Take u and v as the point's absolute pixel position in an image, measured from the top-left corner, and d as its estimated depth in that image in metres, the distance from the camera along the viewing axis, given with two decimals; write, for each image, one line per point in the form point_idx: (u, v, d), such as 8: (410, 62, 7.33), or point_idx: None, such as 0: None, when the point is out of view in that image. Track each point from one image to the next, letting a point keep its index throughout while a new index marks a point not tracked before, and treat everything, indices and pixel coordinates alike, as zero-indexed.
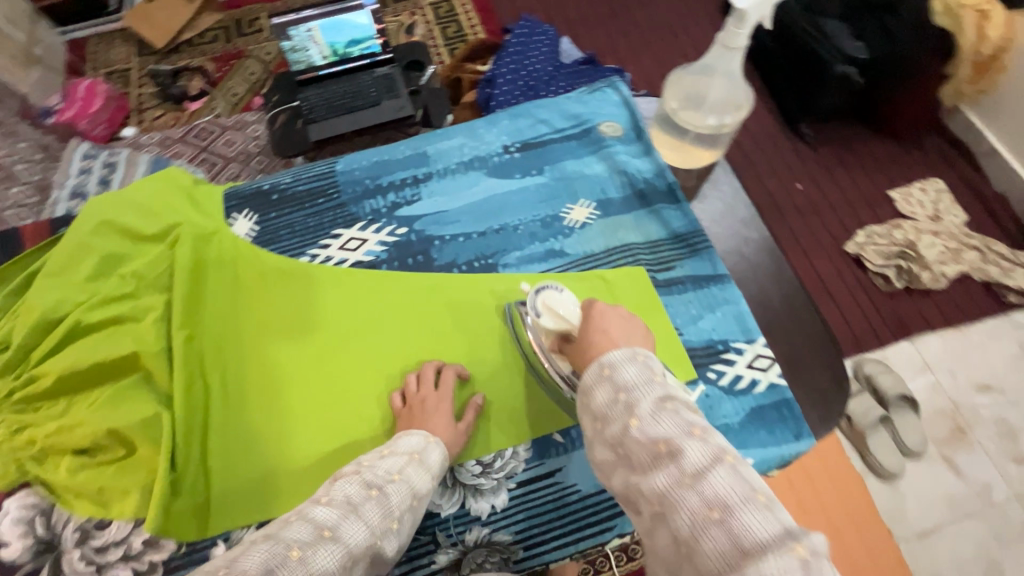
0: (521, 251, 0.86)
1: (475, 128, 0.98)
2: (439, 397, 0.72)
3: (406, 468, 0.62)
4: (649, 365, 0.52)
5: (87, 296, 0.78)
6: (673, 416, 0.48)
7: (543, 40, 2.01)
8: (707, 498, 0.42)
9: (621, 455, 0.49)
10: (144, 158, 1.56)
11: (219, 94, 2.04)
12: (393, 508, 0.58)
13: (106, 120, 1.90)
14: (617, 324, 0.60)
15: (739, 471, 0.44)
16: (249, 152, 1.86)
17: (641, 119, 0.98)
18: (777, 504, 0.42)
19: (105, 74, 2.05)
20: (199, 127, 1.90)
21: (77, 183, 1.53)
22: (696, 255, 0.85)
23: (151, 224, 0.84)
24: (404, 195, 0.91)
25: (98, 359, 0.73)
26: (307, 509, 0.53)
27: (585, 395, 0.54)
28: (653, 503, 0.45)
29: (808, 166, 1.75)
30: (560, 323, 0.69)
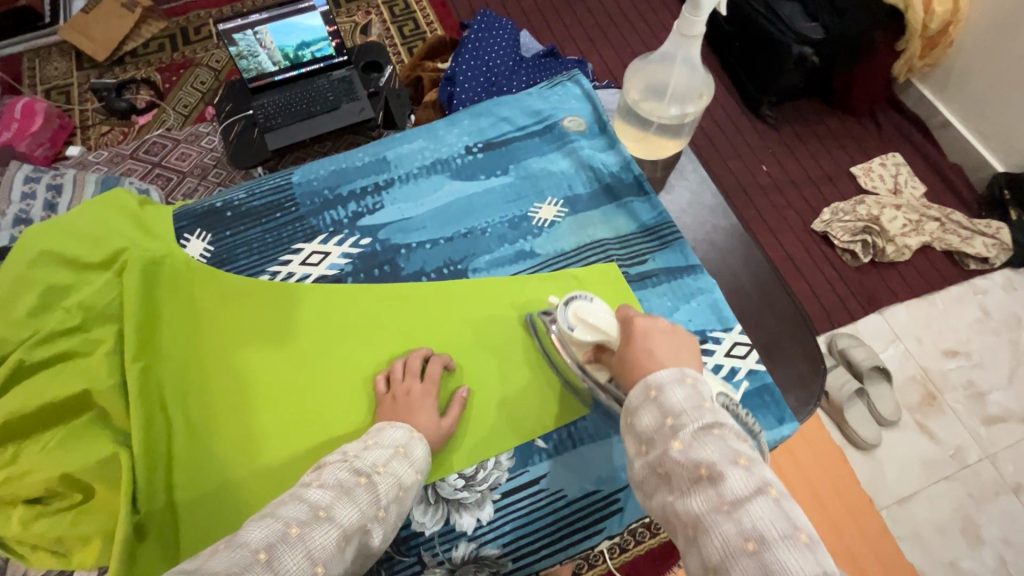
0: (490, 255, 0.84)
1: (435, 129, 0.95)
2: (424, 390, 0.70)
3: (391, 460, 0.61)
4: (698, 389, 0.52)
5: (30, 332, 0.73)
6: (718, 442, 0.48)
7: (502, 34, 1.97)
8: (744, 529, 0.43)
9: (661, 474, 0.49)
10: (92, 179, 1.49)
11: (169, 105, 1.95)
12: (381, 497, 0.57)
13: (48, 139, 1.80)
14: (662, 340, 0.59)
15: (782, 507, 0.44)
16: (205, 165, 1.79)
17: (604, 112, 0.96)
18: (818, 546, 0.42)
19: (43, 92, 1.94)
20: (150, 142, 1.82)
21: (21, 210, 1.44)
22: (667, 247, 0.84)
23: (95, 251, 0.79)
24: (366, 204, 0.88)
25: (46, 401, 0.67)
26: (300, 491, 0.53)
27: (630, 414, 0.53)
28: (688, 525, 0.46)
29: (771, 147, 1.77)
30: (596, 335, 0.65)
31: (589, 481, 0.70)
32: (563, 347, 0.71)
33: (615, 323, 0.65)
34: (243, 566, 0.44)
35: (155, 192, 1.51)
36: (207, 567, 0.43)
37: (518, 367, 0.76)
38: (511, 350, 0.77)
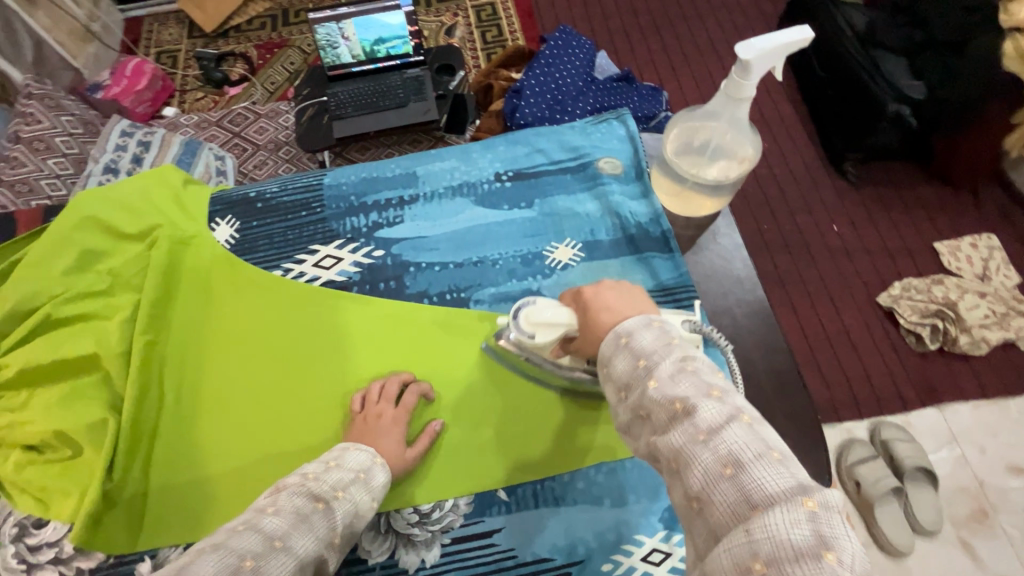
0: (496, 289, 0.82)
1: (469, 151, 0.94)
2: (396, 418, 0.71)
3: (349, 486, 0.61)
4: (666, 330, 0.51)
5: (63, 289, 0.79)
6: (692, 377, 0.47)
7: (579, 54, 1.95)
8: (720, 455, 0.42)
9: (642, 416, 0.48)
10: (177, 140, 1.61)
11: (258, 81, 2.08)
12: (337, 525, 0.57)
13: (150, 99, 1.96)
14: (615, 294, 0.56)
15: (754, 429, 0.43)
16: (278, 141, 1.90)
17: (644, 157, 0.91)
18: (791, 461, 0.42)
19: (155, 54, 2.12)
20: (235, 113, 1.94)
21: (112, 159, 1.54)
22: (680, 312, 0.79)
23: (133, 223, 0.85)
24: (387, 216, 0.89)
25: (58, 357, 0.74)
26: (256, 519, 0.52)
27: (604, 365, 0.52)
28: (671, 460, 0.44)
29: (846, 207, 1.64)
30: (556, 330, 0.62)
31: (542, 547, 0.67)
32: (520, 352, 0.71)
33: (565, 310, 0.61)
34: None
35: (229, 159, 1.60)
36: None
37: (514, 403, 0.75)
38: (505, 387, 0.76)
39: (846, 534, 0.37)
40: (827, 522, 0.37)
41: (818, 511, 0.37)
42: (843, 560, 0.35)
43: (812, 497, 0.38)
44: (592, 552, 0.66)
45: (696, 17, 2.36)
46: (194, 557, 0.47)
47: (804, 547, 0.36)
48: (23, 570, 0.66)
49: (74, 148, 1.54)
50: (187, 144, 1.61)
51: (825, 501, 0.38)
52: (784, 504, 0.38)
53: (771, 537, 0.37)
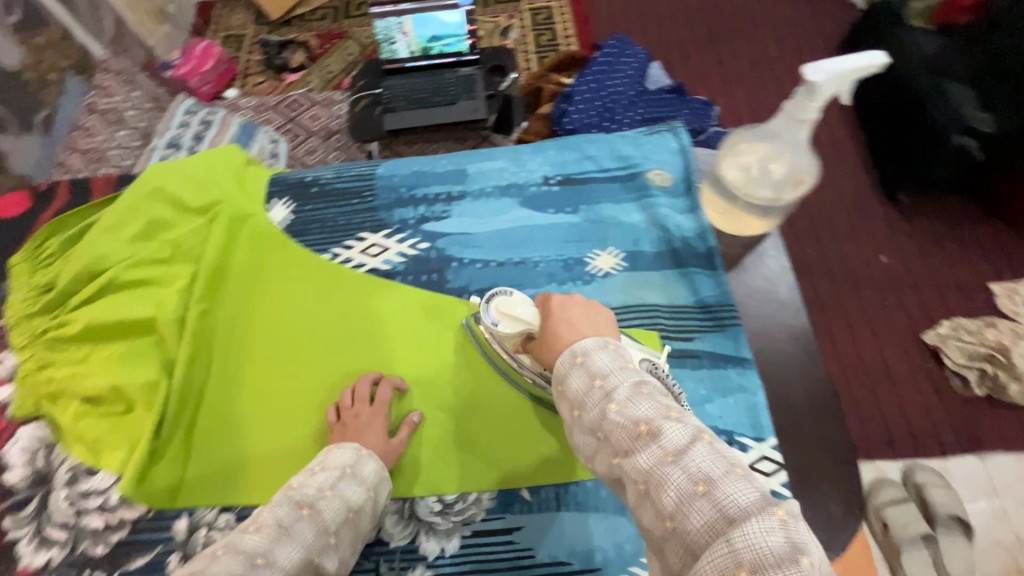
0: (535, 290, 0.83)
1: (520, 153, 0.95)
2: (373, 413, 0.73)
3: (337, 483, 0.63)
4: (620, 353, 0.54)
5: (129, 255, 0.84)
6: (649, 399, 0.49)
7: (632, 62, 1.94)
8: (691, 473, 0.43)
9: (600, 438, 0.49)
10: (236, 121, 1.64)
11: (316, 69, 2.15)
12: (327, 523, 0.58)
13: (214, 80, 2.06)
14: (579, 314, 0.60)
15: (715, 447, 0.45)
16: (330, 129, 1.95)
17: (695, 172, 0.91)
18: (752, 474, 0.44)
19: (222, 38, 2.22)
20: (292, 99, 2.00)
21: (175, 135, 1.61)
22: (719, 331, 0.78)
23: (196, 197, 0.89)
24: (434, 210, 0.91)
25: (120, 318, 0.78)
26: (235, 540, 0.53)
27: (559, 383, 0.54)
28: (638, 482, 0.45)
29: (896, 239, 1.58)
30: (519, 327, 0.66)
31: (560, 550, 0.67)
32: (495, 340, 0.73)
33: (534, 311, 0.65)
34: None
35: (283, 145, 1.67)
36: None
37: (489, 404, 0.76)
38: (480, 390, 0.77)
39: (811, 539, 0.39)
40: (795, 528, 0.39)
41: (787, 518, 0.39)
42: (814, 563, 0.37)
43: (780, 507, 0.40)
44: (610, 561, 0.66)
45: (754, 33, 2.32)
46: None
47: (783, 555, 0.37)
48: (72, 513, 0.71)
49: (143, 122, 1.63)
50: (244, 126, 1.65)
51: (792, 509, 0.40)
52: (757, 516, 0.39)
53: (750, 546, 0.38)
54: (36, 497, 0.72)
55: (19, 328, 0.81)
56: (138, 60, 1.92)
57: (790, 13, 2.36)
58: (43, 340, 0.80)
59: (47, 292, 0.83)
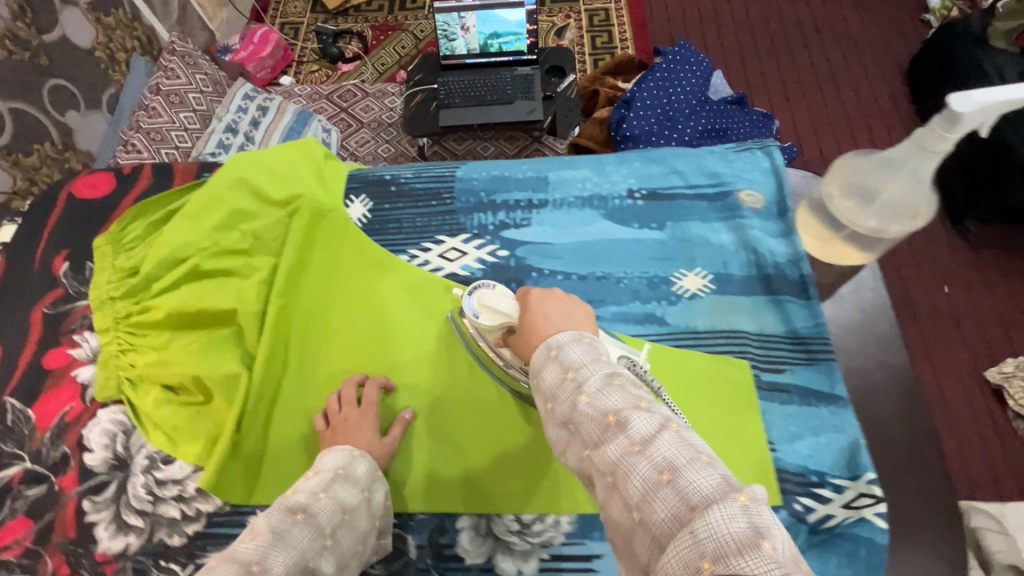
0: (617, 307, 0.81)
1: (604, 163, 0.92)
2: (362, 414, 0.71)
3: (331, 485, 0.61)
4: (594, 346, 0.54)
5: (210, 243, 0.84)
6: (620, 390, 0.51)
7: (695, 72, 1.87)
8: (657, 462, 0.45)
9: (572, 431, 0.51)
10: (293, 108, 1.72)
11: (370, 61, 2.15)
12: (325, 526, 0.57)
13: (270, 66, 2.07)
14: (555, 306, 0.62)
15: (681, 435, 0.47)
16: (381, 122, 1.97)
17: (788, 194, 0.87)
18: (717, 460, 0.45)
19: (279, 25, 2.24)
20: (345, 89, 2.01)
21: (233, 120, 1.66)
22: (813, 364, 0.74)
23: (278, 190, 0.89)
24: (514, 217, 0.89)
25: (202, 308, 0.79)
26: (230, 550, 0.51)
27: (535, 377, 0.55)
28: (607, 474, 0.47)
29: (962, 269, 1.50)
30: (500, 320, 0.68)
31: None
32: (479, 335, 0.74)
33: (514, 304, 0.67)
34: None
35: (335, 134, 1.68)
36: None
37: (463, 402, 0.75)
38: (452, 389, 0.76)
39: (772, 524, 0.40)
40: (757, 512, 0.40)
41: (749, 504, 0.40)
42: (776, 546, 0.38)
43: (742, 492, 0.40)
44: None
45: (818, 45, 2.24)
46: None
47: (745, 541, 0.38)
48: (149, 501, 0.71)
49: (203, 105, 1.65)
50: (299, 113, 1.72)
51: (754, 494, 0.41)
52: (718, 504, 0.40)
53: (713, 535, 0.39)
54: (114, 482, 0.72)
55: (102, 310, 0.82)
56: (200, 42, 1.94)
57: (858, 27, 2.27)
58: (126, 324, 0.80)
59: (130, 276, 0.84)
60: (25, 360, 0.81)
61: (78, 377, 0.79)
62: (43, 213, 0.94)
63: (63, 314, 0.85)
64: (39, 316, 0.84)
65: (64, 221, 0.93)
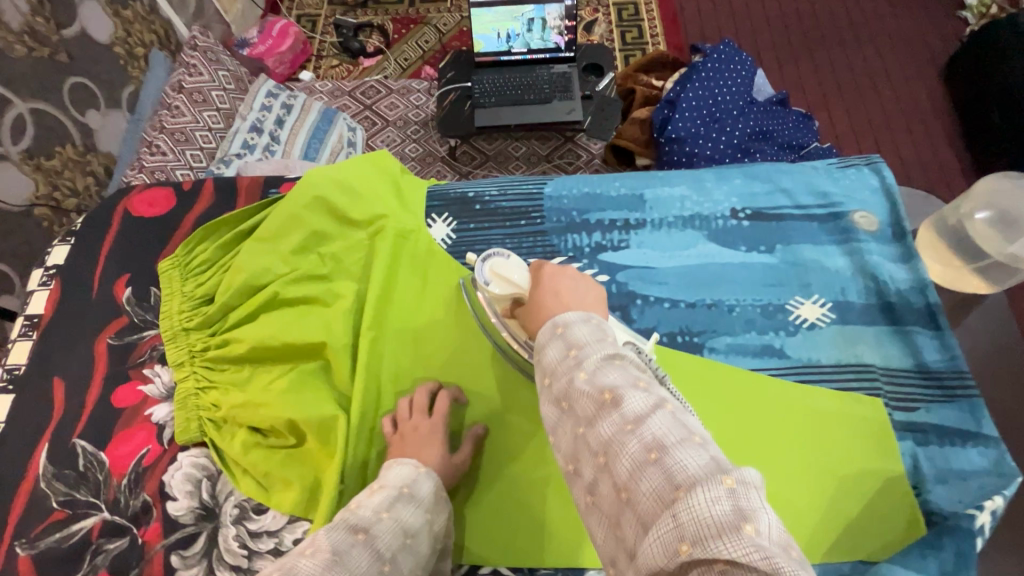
0: (732, 338, 0.75)
1: (703, 180, 0.87)
2: (431, 427, 0.67)
3: (396, 504, 0.56)
4: (603, 327, 0.51)
5: (289, 269, 0.78)
6: (620, 369, 0.47)
7: (739, 73, 1.58)
8: (646, 441, 0.41)
9: (566, 408, 0.47)
10: (318, 106, 1.60)
11: (392, 55, 1.93)
12: (383, 551, 0.52)
13: (290, 60, 1.85)
14: (568, 283, 0.58)
15: (677, 417, 0.43)
16: (408, 119, 1.79)
17: (904, 214, 0.82)
18: (712, 446, 0.41)
19: (296, 16, 2.01)
20: (369, 85, 1.83)
21: (257, 119, 1.53)
22: (950, 402, 0.70)
23: (357, 209, 0.82)
24: (611, 238, 0.83)
25: (289, 341, 0.73)
26: (290, 562, 0.46)
27: (537, 353, 0.51)
28: (598, 454, 0.43)
29: None
30: (510, 289, 0.65)
31: None
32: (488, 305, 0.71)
33: (528, 276, 0.64)
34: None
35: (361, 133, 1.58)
36: None
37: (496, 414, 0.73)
38: (460, 361, 0.76)
39: (763, 509, 0.36)
40: (745, 495, 0.36)
41: (737, 487, 0.36)
42: (760, 530, 0.34)
43: (729, 474, 0.37)
44: None
45: (873, 39, 2.00)
46: None
47: (724, 524, 0.34)
48: (244, 555, 0.65)
49: (226, 103, 1.50)
50: (325, 111, 1.60)
51: (743, 477, 0.37)
52: (703, 486, 0.37)
53: (694, 516, 0.36)
54: (203, 534, 0.67)
55: (176, 343, 0.76)
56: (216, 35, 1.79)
57: (902, 23, 2.02)
58: (204, 359, 0.74)
59: (206, 305, 0.78)
60: (92, 398, 0.75)
61: (153, 417, 0.73)
62: (98, 233, 0.87)
63: (129, 346, 0.78)
64: (103, 348, 0.78)
65: (123, 242, 0.86)
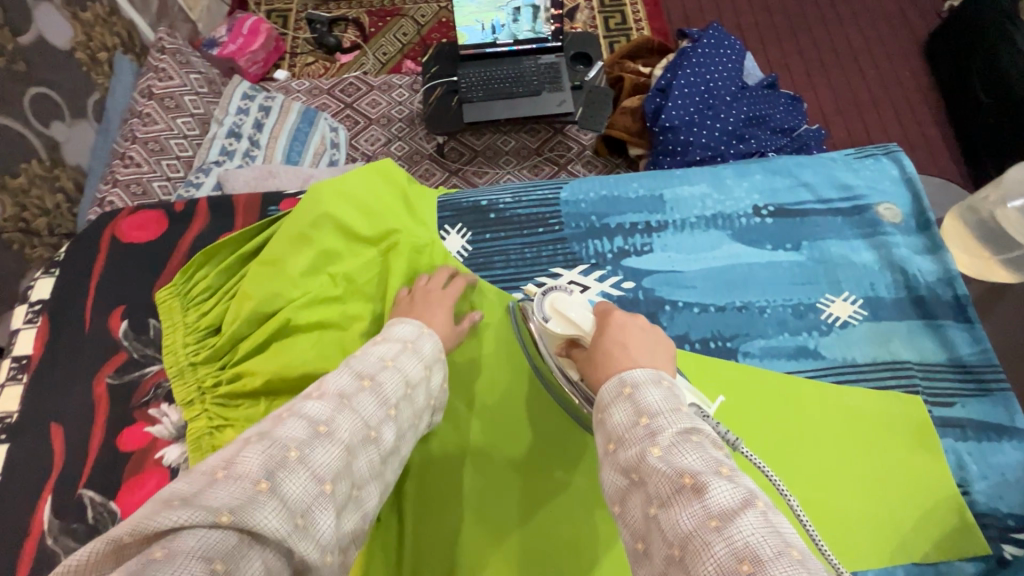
0: (766, 341, 0.74)
1: (722, 177, 0.85)
2: (442, 296, 0.69)
3: (400, 355, 0.54)
4: (674, 392, 0.46)
5: (299, 292, 0.73)
6: (697, 449, 0.41)
7: (730, 58, 1.48)
8: (736, 548, 0.35)
9: (635, 481, 0.41)
10: (296, 107, 1.47)
11: (370, 50, 1.79)
12: (389, 397, 0.50)
13: (262, 59, 1.71)
14: (637, 334, 0.52)
15: (770, 520, 0.36)
16: (392, 117, 1.63)
17: (927, 205, 0.81)
18: (814, 564, 0.35)
19: (265, 12, 1.86)
20: (347, 81, 1.67)
21: (234, 123, 1.40)
22: (985, 396, 0.69)
23: (368, 226, 0.78)
24: (634, 243, 0.81)
25: (307, 371, 0.68)
26: (298, 403, 0.45)
27: (600, 411, 0.46)
28: (673, 546, 0.37)
29: None
30: (570, 329, 0.60)
31: None
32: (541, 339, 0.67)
33: (591, 317, 0.60)
34: (245, 499, 0.37)
35: (344, 132, 1.48)
36: (206, 496, 0.36)
37: (524, 436, 0.70)
38: (487, 381, 0.73)
39: None
40: None
41: None
42: None
43: None
44: None
45: (867, 14, 1.88)
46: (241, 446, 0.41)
47: None
48: None
49: (200, 108, 1.38)
50: (304, 112, 1.47)
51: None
52: None
53: None
54: None
55: (182, 379, 0.71)
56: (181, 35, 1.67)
57: (890, 3, 1.90)
58: (214, 396, 0.69)
59: (213, 337, 0.73)
60: (95, 445, 0.69)
61: (164, 459, 0.68)
62: (85, 263, 0.81)
63: (131, 385, 0.73)
64: (103, 388, 0.73)
65: (112, 271, 0.81)
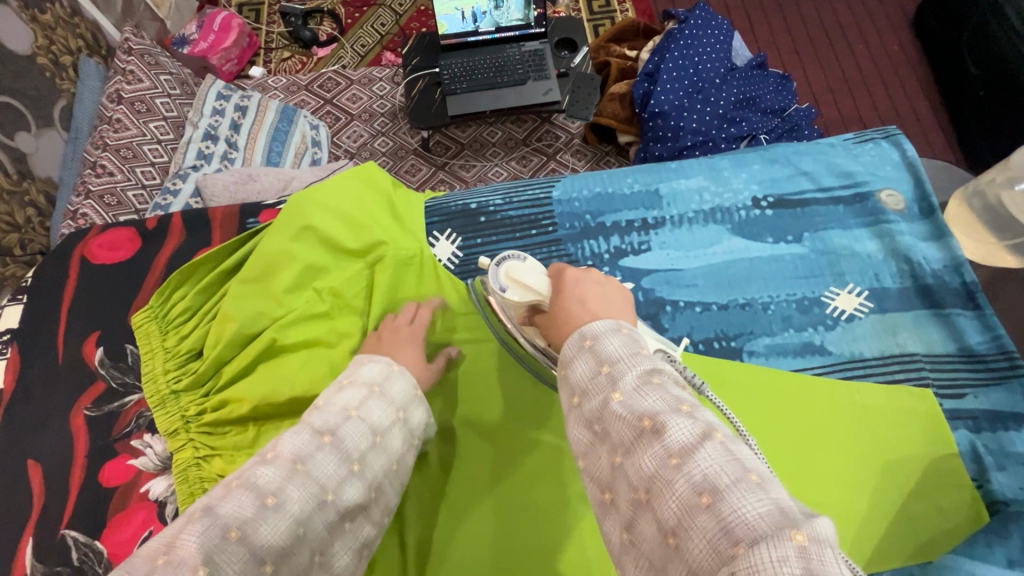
0: (772, 339, 0.71)
1: (719, 168, 0.82)
2: (414, 339, 0.66)
3: (366, 402, 0.54)
4: (635, 338, 0.44)
5: (284, 310, 0.69)
6: (658, 390, 0.40)
7: (717, 39, 1.43)
8: (695, 481, 0.35)
9: (600, 433, 0.41)
10: (274, 105, 1.41)
11: (348, 42, 1.72)
12: (352, 451, 0.50)
13: (236, 56, 1.64)
14: (594, 290, 0.50)
15: (728, 449, 0.36)
16: (374, 112, 1.57)
17: (930, 188, 0.79)
18: (773, 486, 0.35)
19: (236, 6, 1.77)
20: (326, 77, 1.61)
21: (210, 125, 1.34)
22: (999, 384, 0.68)
23: (354, 238, 0.74)
24: (630, 241, 0.78)
25: (295, 397, 0.65)
26: (250, 471, 0.46)
27: (562, 368, 0.45)
28: (639, 490, 0.37)
29: None
30: (530, 296, 0.57)
31: None
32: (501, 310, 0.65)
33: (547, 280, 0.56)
34: None
35: (325, 129, 1.43)
36: None
37: (504, 423, 0.68)
38: (480, 389, 0.70)
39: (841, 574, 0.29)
40: (818, 559, 0.29)
41: (809, 547, 0.30)
42: None
43: (801, 530, 0.30)
44: None
45: None
46: (183, 526, 0.42)
47: None
48: None
49: (173, 111, 1.32)
50: (283, 109, 1.42)
51: (816, 534, 0.31)
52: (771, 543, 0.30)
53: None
54: None
55: (165, 408, 0.68)
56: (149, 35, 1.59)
57: None
58: (199, 423, 0.66)
59: (195, 361, 0.70)
60: (76, 478, 0.66)
61: (150, 493, 0.65)
62: (55, 287, 0.77)
63: (110, 417, 0.69)
64: (81, 420, 0.69)
65: (85, 293, 0.76)
